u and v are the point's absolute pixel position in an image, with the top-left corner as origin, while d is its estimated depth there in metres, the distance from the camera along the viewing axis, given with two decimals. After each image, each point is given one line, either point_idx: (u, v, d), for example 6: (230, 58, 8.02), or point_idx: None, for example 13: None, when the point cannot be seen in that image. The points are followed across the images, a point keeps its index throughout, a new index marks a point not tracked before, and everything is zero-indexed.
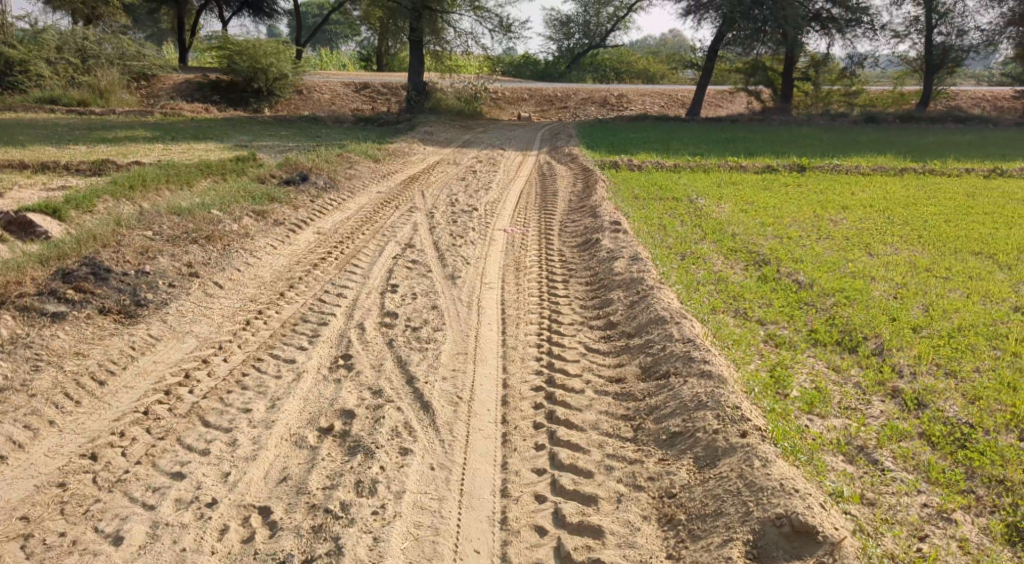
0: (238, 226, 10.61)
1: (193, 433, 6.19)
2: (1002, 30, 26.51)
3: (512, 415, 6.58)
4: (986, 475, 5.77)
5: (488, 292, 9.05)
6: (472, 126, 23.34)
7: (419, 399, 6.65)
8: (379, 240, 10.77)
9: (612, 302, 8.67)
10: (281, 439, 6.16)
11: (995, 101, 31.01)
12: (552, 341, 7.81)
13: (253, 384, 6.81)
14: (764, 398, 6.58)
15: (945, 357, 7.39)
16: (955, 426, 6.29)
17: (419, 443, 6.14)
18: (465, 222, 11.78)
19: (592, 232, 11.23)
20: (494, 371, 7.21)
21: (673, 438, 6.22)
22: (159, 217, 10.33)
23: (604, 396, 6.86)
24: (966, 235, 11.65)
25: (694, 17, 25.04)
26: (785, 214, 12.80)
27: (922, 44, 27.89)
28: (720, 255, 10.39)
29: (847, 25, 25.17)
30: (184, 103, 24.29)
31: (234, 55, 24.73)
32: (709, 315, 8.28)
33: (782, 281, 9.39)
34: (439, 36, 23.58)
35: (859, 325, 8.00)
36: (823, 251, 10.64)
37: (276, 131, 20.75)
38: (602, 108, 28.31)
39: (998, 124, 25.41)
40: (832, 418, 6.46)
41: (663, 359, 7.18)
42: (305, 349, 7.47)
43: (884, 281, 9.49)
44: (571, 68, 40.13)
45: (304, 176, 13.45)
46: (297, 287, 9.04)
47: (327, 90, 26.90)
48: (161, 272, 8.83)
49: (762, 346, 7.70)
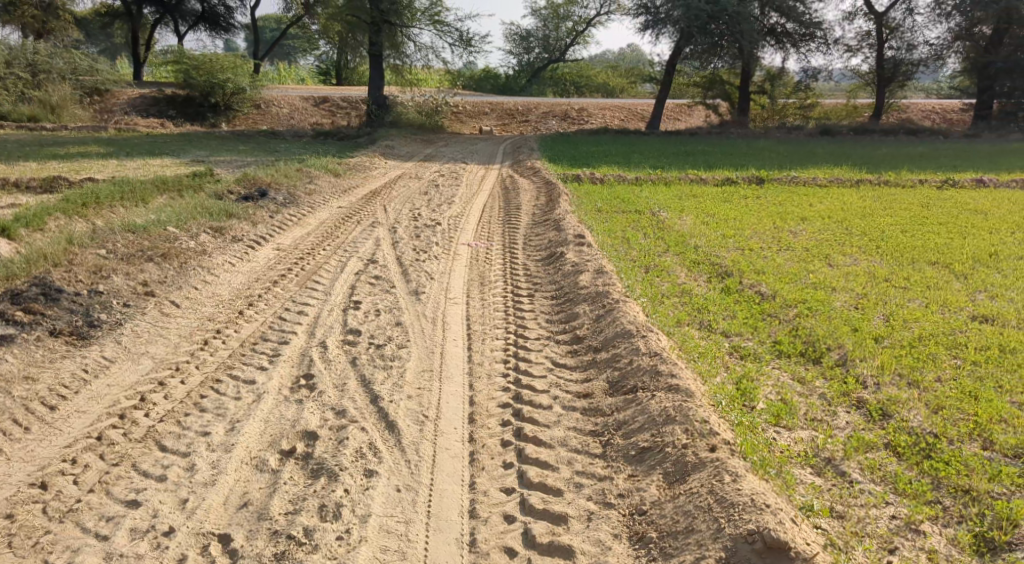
0: (195, 243, 10.39)
1: (148, 458, 6.00)
2: (950, 45, 26.91)
3: (479, 433, 6.48)
4: (952, 485, 5.80)
5: (452, 308, 8.94)
6: (433, 140, 23.24)
7: (383, 419, 6.52)
8: (341, 256, 10.61)
9: (577, 316, 8.62)
10: (241, 463, 5.99)
11: (945, 113, 31.70)
12: (518, 356, 7.73)
13: (212, 407, 6.62)
14: (732, 412, 6.56)
15: (908, 367, 7.45)
16: (920, 436, 6.32)
17: (385, 464, 6.01)
18: (428, 237, 11.67)
19: (556, 246, 11.18)
20: (461, 388, 7.11)
21: (642, 454, 6.17)
22: (112, 235, 10.08)
23: (572, 411, 6.79)
24: (922, 245, 11.82)
25: (651, 32, 25.26)
26: (746, 226, 12.89)
27: (874, 58, 28.42)
28: (683, 267, 10.41)
29: (801, 39, 25.63)
30: (139, 118, 23.89)
31: (189, 69, 24.53)
32: (674, 328, 8.26)
33: (745, 292, 9.42)
34: (399, 50, 23.51)
35: (822, 336, 8.04)
36: (784, 262, 10.71)
37: (234, 146, 20.46)
38: (562, 122, 28.40)
39: (949, 135, 25.96)
40: (799, 430, 6.46)
41: (630, 374, 7.14)
42: (265, 369, 7.30)
43: (845, 292, 9.57)
44: (532, 81, 40.23)
45: (262, 191, 13.25)
46: (256, 305, 8.85)
47: (286, 105, 26.65)
48: (115, 291, 8.61)
49: (728, 358, 7.69)
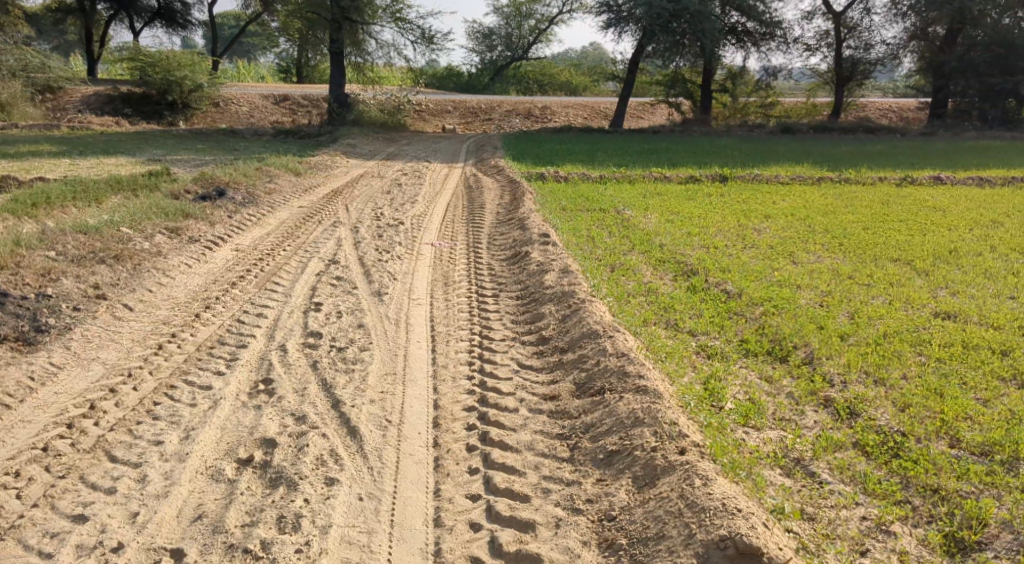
0: (149, 244, 10.09)
1: (98, 470, 5.75)
2: (905, 44, 27.37)
3: (444, 437, 6.32)
4: (921, 484, 5.76)
5: (416, 309, 8.77)
6: (396, 138, 22.99)
7: (345, 424, 6.33)
8: (302, 257, 10.38)
9: (543, 316, 8.50)
10: (196, 473, 5.77)
11: (902, 112, 32.12)
12: (483, 358, 7.58)
13: (165, 414, 6.38)
14: (700, 412, 6.47)
15: (874, 365, 7.43)
16: (888, 435, 6.29)
17: (346, 472, 5.82)
18: (391, 237, 11.46)
19: (522, 245, 11.06)
20: (425, 391, 6.94)
21: (610, 457, 6.06)
22: (62, 237, 9.75)
23: (539, 414, 6.66)
24: (884, 243, 11.87)
25: (614, 30, 25.28)
26: (710, 224, 12.87)
27: (832, 57, 28.72)
28: (649, 265, 10.34)
29: (761, 38, 25.85)
30: (94, 116, 23.30)
31: (146, 66, 23.93)
32: (641, 328, 8.17)
33: (711, 291, 9.38)
34: (360, 48, 23.21)
35: (788, 334, 8.00)
36: (749, 260, 10.69)
37: (192, 145, 20.05)
38: (526, 120, 28.28)
39: (906, 134, 26.29)
40: (768, 430, 6.40)
41: (597, 375, 7.03)
42: (222, 374, 7.06)
43: (810, 290, 9.57)
44: (495, 80, 40.04)
45: (220, 191, 12.94)
46: (213, 307, 8.60)
47: (245, 103, 26.20)
48: (64, 295, 8.30)
49: (695, 358, 7.62)
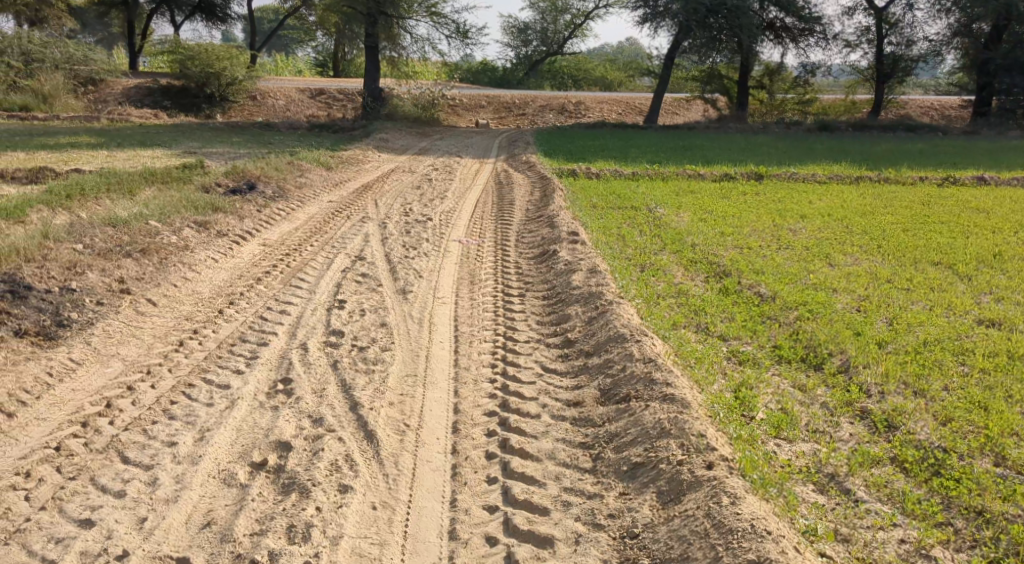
0: (177, 238, 10.03)
1: (109, 472, 5.65)
2: (949, 41, 26.65)
3: (463, 444, 6.14)
4: (963, 505, 5.47)
5: (440, 308, 8.60)
6: (428, 132, 22.87)
7: (362, 428, 6.18)
8: (328, 252, 10.28)
9: (570, 317, 8.28)
10: (207, 477, 5.66)
11: (944, 110, 31.31)
12: (506, 361, 7.38)
13: (182, 414, 6.27)
14: (730, 423, 6.23)
15: (913, 375, 7.11)
16: (929, 450, 5.99)
17: (360, 480, 5.67)
18: (418, 233, 11.32)
19: (550, 243, 10.84)
20: (446, 394, 6.77)
21: (634, 470, 5.84)
22: (91, 229, 9.71)
23: (562, 422, 6.45)
24: (925, 245, 11.48)
25: (650, 25, 24.93)
26: (744, 223, 12.55)
27: (872, 54, 28.11)
28: (680, 266, 10.08)
29: (800, 34, 25.31)
30: (133, 108, 23.44)
31: (185, 59, 24.02)
32: (671, 331, 7.92)
33: (743, 293, 9.10)
34: (395, 42, 23.09)
35: (824, 340, 7.71)
36: (784, 262, 10.39)
37: (227, 138, 20.07)
38: (560, 115, 28.02)
39: (948, 132, 25.60)
40: (801, 443, 6.13)
41: (623, 382, 6.80)
42: (241, 372, 6.94)
43: (847, 294, 9.25)
44: (530, 74, 39.82)
45: (251, 185, 12.89)
46: (237, 303, 8.50)
47: (281, 96, 26.22)
48: (89, 288, 8.25)
49: (726, 364, 7.36)
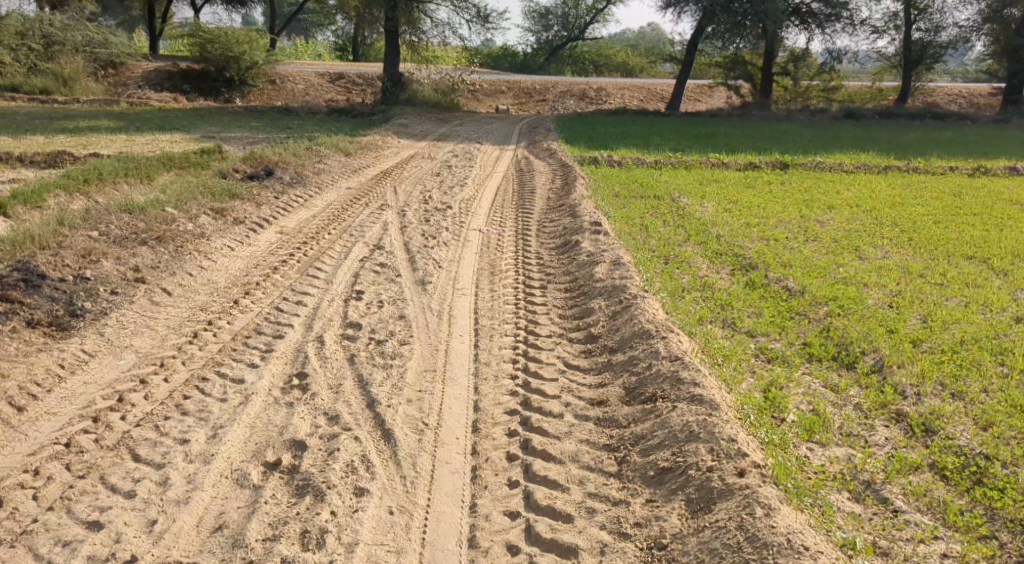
0: (193, 225, 9.87)
1: (119, 470, 5.51)
2: (979, 27, 26.08)
3: (483, 444, 5.95)
4: (1008, 517, 5.22)
5: (460, 300, 8.39)
6: (449, 118, 22.64)
7: (379, 427, 6.00)
8: (346, 241, 10.08)
9: (592, 311, 8.05)
10: (220, 477, 5.50)
11: (972, 98, 30.67)
12: (528, 356, 7.17)
13: (195, 409, 6.12)
14: (761, 427, 5.99)
15: (950, 376, 6.84)
16: (970, 457, 5.73)
17: (377, 482, 5.50)
18: (438, 221, 11.11)
19: (572, 233, 10.59)
20: (466, 391, 6.58)
21: (662, 475, 5.63)
22: (107, 216, 9.58)
23: (585, 422, 6.24)
24: (957, 238, 11.14)
25: (673, 10, 24.58)
26: (771, 214, 12.25)
27: (900, 40, 27.58)
28: (705, 258, 9.81)
29: (826, 20, 24.79)
30: (152, 92, 23.33)
31: (205, 43, 23.86)
32: (696, 327, 7.67)
33: (771, 287, 8.83)
34: (416, 26, 22.86)
35: (856, 338, 7.43)
36: (812, 254, 10.09)
37: (246, 122, 19.93)
38: (581, 102, 27.70)
39: (977, 121, 25.04)
40: (834, 447, 5.89)
41: (649, 380, 6.58)
42: (255, 366, 6.77)
43: (878, 289, 8.95)
44: (550, 60, 39.46)
45: (269, 170, 12.73)
46: (253, 293, 8.34)
47: (301, 81, 26.03)
48: (103, 277, 8.10)
49: (754, 362, 7.11)
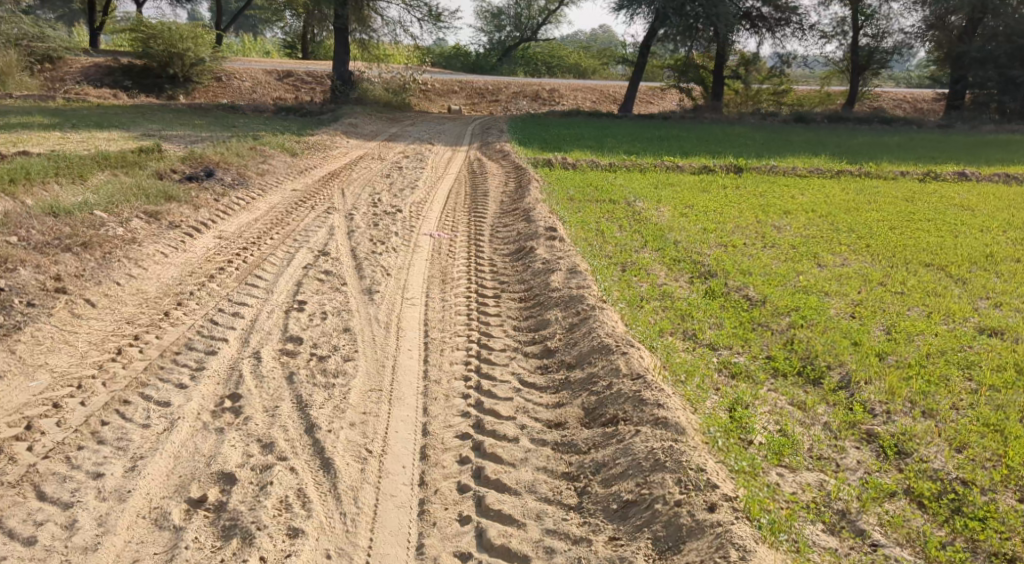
0: (124, 230, 9.21)
1: (21, 511, 5.01)
2: (923, 34, 26.36)
3: (432, 474, 5.52)
4: (991, 551, 5.02)
5: (408, 310, 7.91)
6: (399, 118, 22.07)
7: (318, 455, 5.54)
8: (289, 247, 9.52)
9: (549, 323, 7.64)
10: (136, 518, 5.03)
11: (917, 103, 31.00)
12: (480, 372, 6.72)
13: (112, 438, 5.59)
14: (729, 452, 5.64)
15: (919, 392, 6.56)
16: (947, 482, 5.50)
17: (313, 521, 5.06)
18: (386, 226, 10.59)
19: (526, 238, 10.17)
20: (414, 413, 6.11)
21: (625, 509, 5.27)
22: (29, 219, 8.89)
23: (542, 447, 5.83)
24: (914, 244, 10.96)
25: (626, 12, 24.32)
26: (727, 219, 11.95)
27: (848, 45, 27.75)
28: (663, 265, 9.46)
29: (776, 24, 24.76)
30: (92, 88, 22.35)
31: (148, 39, 22.83)
32: (657, 340, 7.29)
33: (731, 296, 8.50)
34: (366, 24, 22.25)
35: (820, 352, 7.12)
36: (770, 261, 9.81)
37: (189, 120, 19.12)
38: (534, 103, 27.33)
39: (923, 126, 25.27)
40: (805, 472, 5.58)
41: (609, 400, 6.19)
42: (184, 387, 6.22)
43: (839, 298, 8.69)
44: (503, 61, 39.04)
45: (209, 171, 12.08)
46: (186, 304, 7.75)
47: (247, 78, 25.17)
48: (20, 287, 7.45)
49: (718, 377, 6.74)
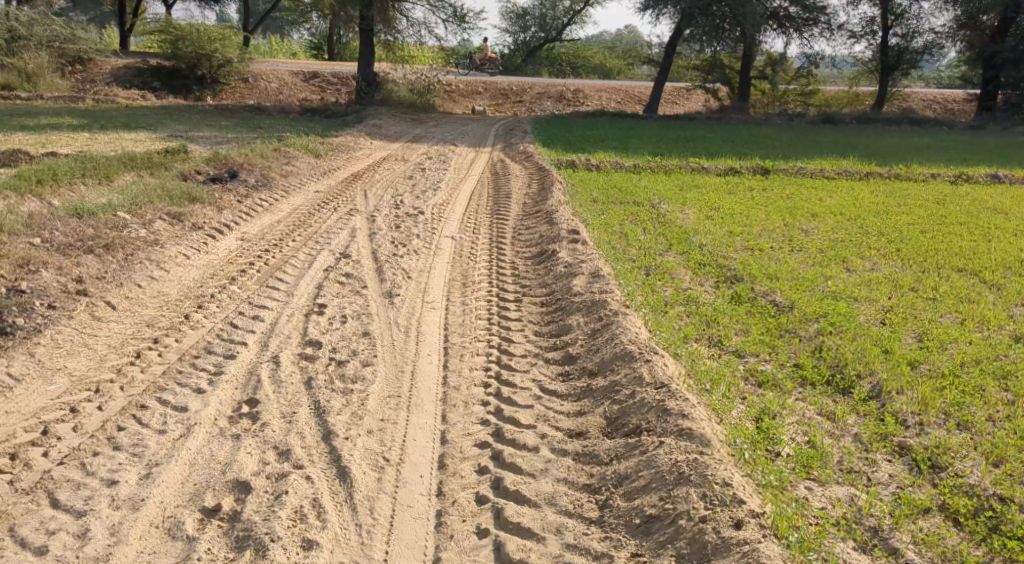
0: (147, 232, 9.19)
1: (34, 519, 4.97)
2: (954, 33, 25.93)
3: (450, 485, 5.43)
4: None
5: (429, 314, 7.82)
6: (423, 119, 22.00)
7: (335, 464, 5.47)
8: (311, 249, 9.46)
9: (571, 328, 7.51)
10: (149, 527, 4.98)
11: (948, 104, 30.47)
12: (501, 379, 6.59)
13: (128, 444, 5.55)
14: (756, 465, 5.48)
15: (953, 403, 6.35)
16: (983, 500, 5.31)
17: (328, 532, 4.99)
18: (408, 228, 10.50)
19: (549, 241, 10.04)
20: (433, 420, 6.02)
21: (649, 524, 5.13)
22: (53, 220, 8.88)
23: (563, 457, 5.72)
24: (946, 249, 10.69)
25: (652, 12, 24.13)
26: (754, 222, 11.76)
27: (877, 45, 27.34)
28: (688, 269, 9.29)
29: (804, 24, 24.42)
30: (121, 89, 22.48)
31: (177, 39, 23.10)
32: (682, 347, 7.12)
33: (758, 301, 8.32)
34: (391, 25, 22.19)
35: (850, 360, 6.92)
36: (798, 266, 9.61)
37: (215, 121, 19.18)
38: (558, 103, 27.18)
39: (954, 127, 24.83)
40: (834, 486, 5.41)
41: (632, 410, 6.05)
42: (202, 391, 6.16)
43: (869, 304, 8.47)
44: (528, 61, 39.14)
45: (233, 172, 12.06)
46: (207, 307, 7.70)
47: (274, 79, 25.21)
48: (41, 289, 7.43)
49: (744, 386, 6.57)
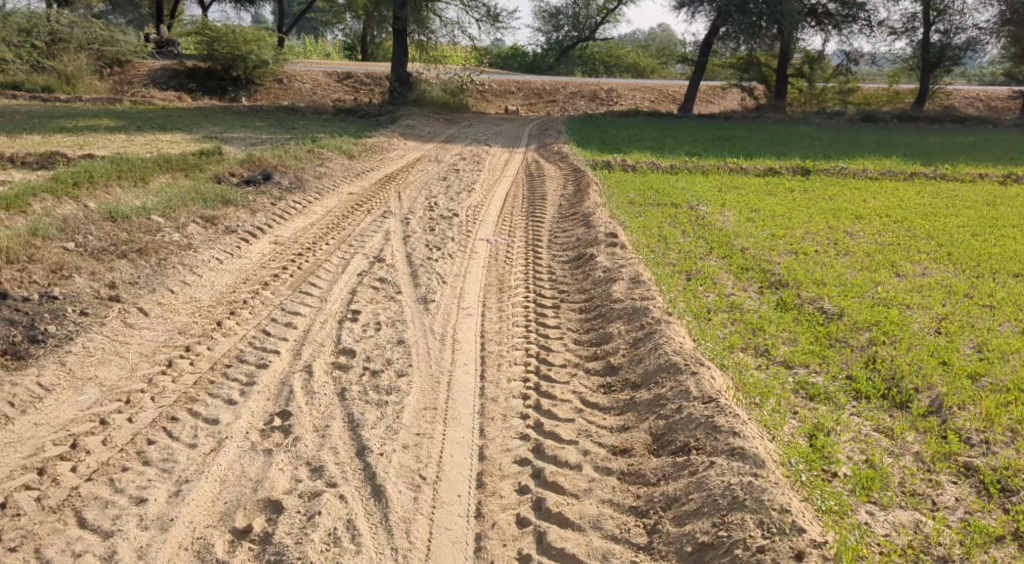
0: (180, 235, 9.07)
1: (61, 540, 4.85)
2: (998, 29, 25.17)
3: (489, 505, 5.21)
4: None
5: (464, 321, 7.58)
6: (456, 119, 21.83)
7: (370, 482, 5.27)
8: (344, 253, 9.28)
9: (611, 337, 7.23)
10: (178, 549, 4.83)
11: (991, 100, 29.64)
12: (540, 391, 6.34)
13: (159, 459, 5.40)
14: (814, 489, 5.19)
15: (1019, 420, 5.98)
16: None
17: (363, 557, 4.81)
18: (441, 231, 10.29)
19: (586, 245, 9.76)
20: (471, 435, 5.79)
21: (700, 552, 4.88)
22: (88, 223, 8.78)
23: (607, 477, 5.47)
24: (1000, 252, 10.25)
25: (687, 10, 23.69)
26: (797, 224, 11.38)
27: (918, 41, 26.65)
28: (731, 274, 8.96)
29: (843, 21, 23.83)
30: (157, 90, 22.52)
31: (212, 41, 23.18)
32: (728, 357, 6.81)
33: (805, 308, 7.97)
34: (424, 26, 22.00)
35: (906, 372, 6.54)
36: (845, 270, 9.24)
37: (250, 121, 19.14)
38: (593, 102, 26.86)
39: (999, 125, 24.13)
40: (897, 510, 5.11)
41: (679, 426, 5.77)
42: (234, 402, 5.98)
43: (922, 311, 8.09)
44: (561, 60, 38.84)
45: (266, 174, 11.92)
46: (239, 313, 7.54)
47: (308, 79, 25.15)
48: (74, 295, 7.32)
49: (795, 400, 6.24)
